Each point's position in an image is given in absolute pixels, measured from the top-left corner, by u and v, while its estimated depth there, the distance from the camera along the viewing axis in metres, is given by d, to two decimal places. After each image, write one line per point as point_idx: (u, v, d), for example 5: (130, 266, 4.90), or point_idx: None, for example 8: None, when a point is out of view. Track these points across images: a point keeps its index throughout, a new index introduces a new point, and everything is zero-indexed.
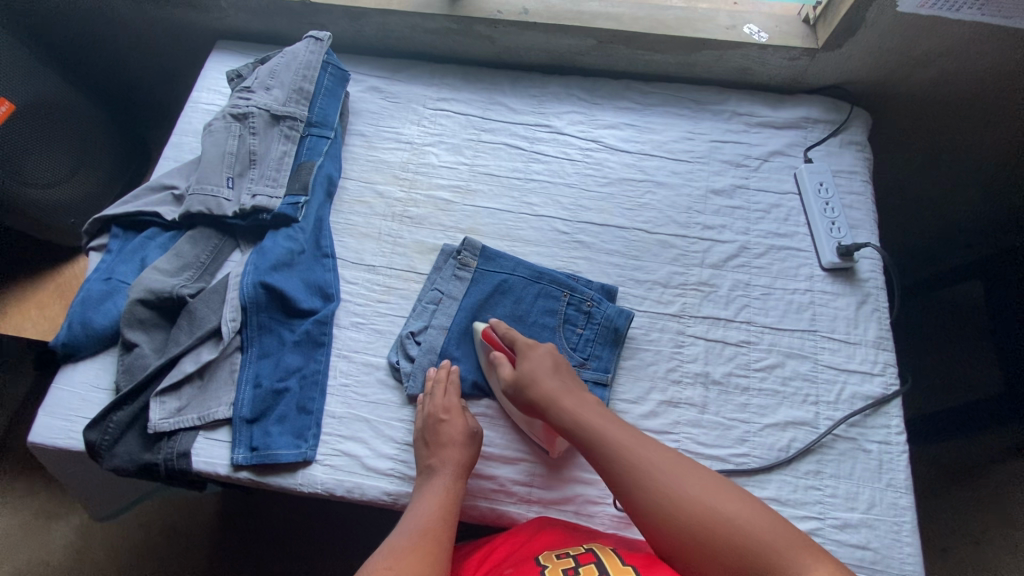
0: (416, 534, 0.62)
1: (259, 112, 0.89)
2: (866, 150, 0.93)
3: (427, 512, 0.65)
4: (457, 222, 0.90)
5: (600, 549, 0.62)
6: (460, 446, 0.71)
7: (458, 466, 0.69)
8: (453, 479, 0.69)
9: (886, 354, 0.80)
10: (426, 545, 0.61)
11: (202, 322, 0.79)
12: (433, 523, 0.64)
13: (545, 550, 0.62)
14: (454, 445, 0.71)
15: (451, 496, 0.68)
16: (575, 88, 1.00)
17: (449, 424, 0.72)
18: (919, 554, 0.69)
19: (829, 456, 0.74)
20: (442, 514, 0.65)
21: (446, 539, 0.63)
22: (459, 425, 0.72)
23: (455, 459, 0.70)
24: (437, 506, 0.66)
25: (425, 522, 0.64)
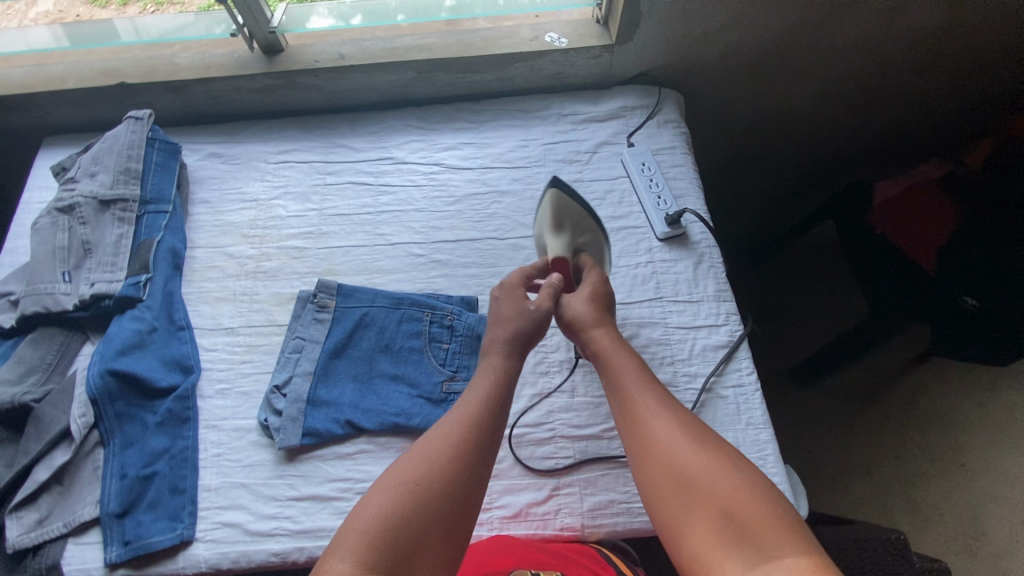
0: (461, 419, 0.64)
1: (85, 201, 0.87)
2: (682, 125, 1.02)
3: (473, 396, 0.67)
4: (312, 267, 0.91)
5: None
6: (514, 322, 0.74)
7: (503, 345, 0.72)
8: (504, 357, 0.71)
9: (727, 304, 0.85)
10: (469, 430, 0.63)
11: (51, 425, 0.75)
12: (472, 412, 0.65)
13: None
14: (509, 315, 0.74)
15: (500, 377, 0.69)
16: (410, 118, 1.04)
17: (508, 300, 0.76)
18: (785, 481, 0.75)
19: (692, 411, 0.78)
20: (489, 401, 0.66)
21: (493, 420, 0.65)
22: (513, 304, 0.75)
23: (507, 335, 0.73)
24: (486, 386, 0.68)
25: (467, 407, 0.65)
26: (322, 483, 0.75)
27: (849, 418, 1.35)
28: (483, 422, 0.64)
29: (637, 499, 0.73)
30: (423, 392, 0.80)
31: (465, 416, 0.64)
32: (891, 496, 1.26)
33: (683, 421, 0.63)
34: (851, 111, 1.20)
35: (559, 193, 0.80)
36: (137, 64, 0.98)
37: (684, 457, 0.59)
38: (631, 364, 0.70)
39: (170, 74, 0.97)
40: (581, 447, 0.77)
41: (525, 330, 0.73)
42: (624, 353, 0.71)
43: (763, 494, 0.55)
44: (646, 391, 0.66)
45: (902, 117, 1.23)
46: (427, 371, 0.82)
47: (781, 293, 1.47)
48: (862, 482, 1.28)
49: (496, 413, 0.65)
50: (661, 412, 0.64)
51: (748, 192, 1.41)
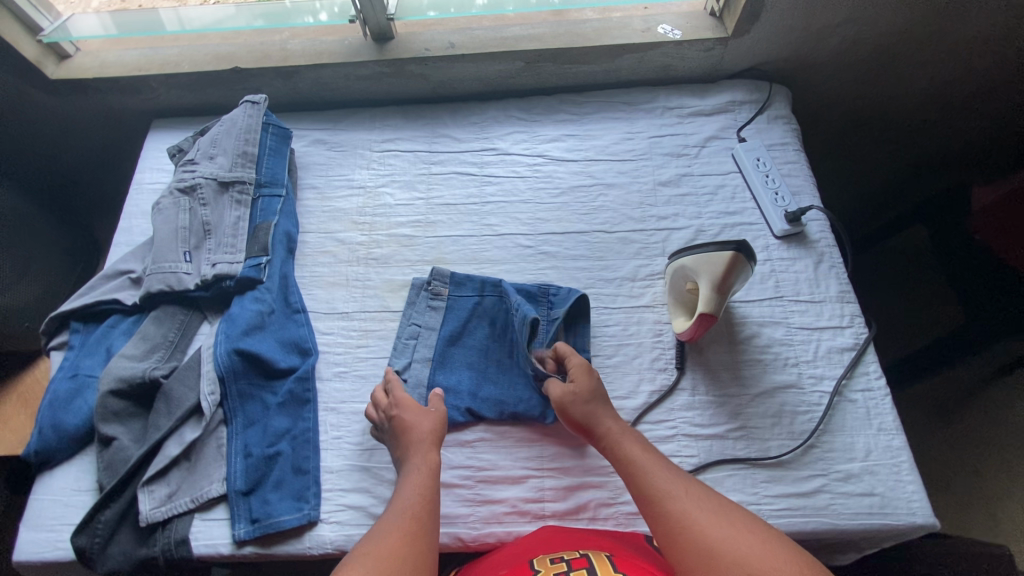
0: (401, 512, 0.62)
1: (207, 182, 0.88)
2: (792, 121, 0.99)
3: (405, 491, 0.65)
4: (422, 254, 0.91)
5: (596, 556, 0.61)
6: (421, 425, 0.71)
7: (422, 441, 0.70)
8: (428, 449, 0.70)
9: (850, 306, 0.83)
10: (409, 519, 0.61)
11: (180, 402, 0.76)
12: (412, 503, 0.63)
13: (541, 555, 0.62)
14: (416, 419, 0.72)
15: (430, 473, 0.67)
16: (513, 109, 1.03)
17: (408, 410, 0.73)
18: (923, 490, 0.72)
19: (820, 413, 0.76)
20: (423, 491, 0.65)
21: (428, 516, 0.63)
22: (409, 407, 0.73)
23: (419, 432, 0.71)
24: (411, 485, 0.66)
25: (405, 504, 0.63)
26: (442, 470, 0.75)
27: (932, 429, 1.33)
28: (420, 519, 0.62)
29: (767, 501, 0.72)
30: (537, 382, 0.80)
31: (403, 510, 0.62)
32: (970, 509, 1.22)
33: (695, 489, 0.62)
34: (956, 114, 1.13)
35: (741, 256, 0.64)
36: (250, 50, 0.99)
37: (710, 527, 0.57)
38: (639, 441, 0.69)
39: (283, 59, 0.97)
40: (706, 446, 0.75)
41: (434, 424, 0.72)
42: (630, 432, 0.70)
43: (786, 551, 0.54)
44: (657, 465, 0.65)
45: None
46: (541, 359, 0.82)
47: (868, 299, 1.42)
48: (948, 496, 1.25)
49: (430, 511, 0.63)
50: (672, 485, 0.62)
51: (837, 182, 1.38)
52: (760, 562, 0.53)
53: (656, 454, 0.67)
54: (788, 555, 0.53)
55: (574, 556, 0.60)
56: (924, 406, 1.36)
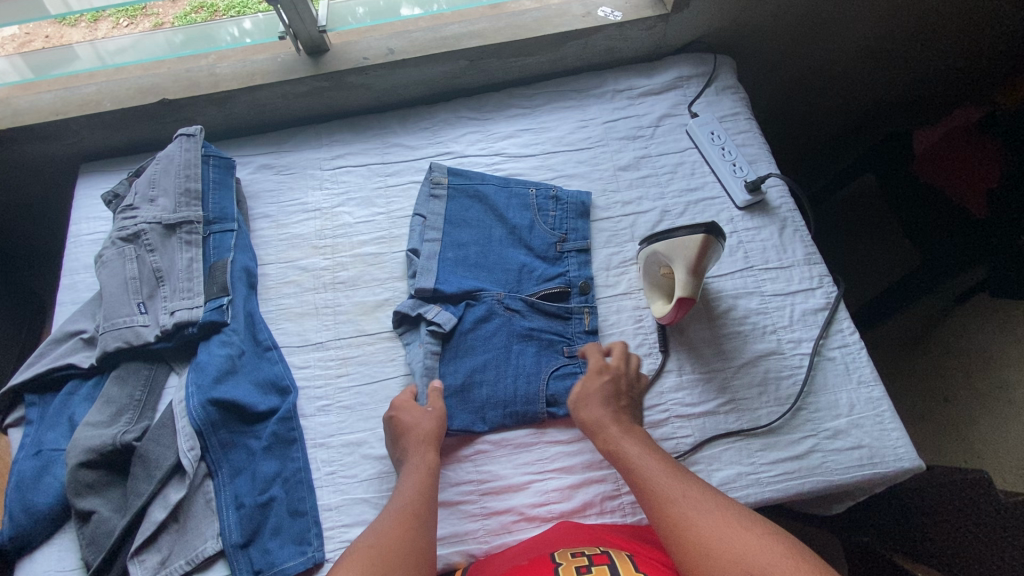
0: (399, 513, 0.64)
1: (150, 227, 0.83)
2: (739, 91, 1.00)
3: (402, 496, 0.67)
4: (391, 271, 0.89)
5: (615, 553, 0.61)
6: (421, 426, 0.72)
7: (429, 440, 0.72)
8: (427, 452, 0.71)
9: (817, 266, 0.86)
10: (405, 518, 0.63)
11: (158, 463, 0.72)
12: (410, 505, 0.65)
13: (562, 549, 0.62)
14: (420, 419, 0.73)
15: (428, 475, 0.69)
16: (462, 109, 1.01)
17: (409, 411, 0.74)
18: (906, 435, 0.75)
19: (803, 375, 0.78)
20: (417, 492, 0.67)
21: (427, 517, 0.65)
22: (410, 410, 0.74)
23: (422, 432, 0.72)
24: (410, 488, 0.67)
25: (403, 505, 0.65)
26: (444, 490, 0.74)
27: (901, 366, 1.35)
28: (417, 513, 0.65)
29: (765, 469, 0.74)
30: (547, 349, 0.81)
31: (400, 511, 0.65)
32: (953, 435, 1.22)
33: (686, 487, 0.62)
34: (894, 60, 1.18)
35: (714, 240, 0.64)
36: (175, 79, 0.93)
37: (712, 528, 0.57)
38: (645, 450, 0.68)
39: (213, 85, 0.92)
40: (699, 424, 0.76)
41: (437, 423, 0.73)
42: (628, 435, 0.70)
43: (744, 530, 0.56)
44: (665, 473, 0.64)
45: (922, 73, 1.21)
46: (545, 322, 0.83)
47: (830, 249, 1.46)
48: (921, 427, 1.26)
49: (428, 511, 0.66)
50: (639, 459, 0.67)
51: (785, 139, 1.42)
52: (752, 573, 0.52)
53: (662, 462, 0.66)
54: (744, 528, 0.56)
55: (595, 551, 0.60)
56: (890, 345, 1.39)
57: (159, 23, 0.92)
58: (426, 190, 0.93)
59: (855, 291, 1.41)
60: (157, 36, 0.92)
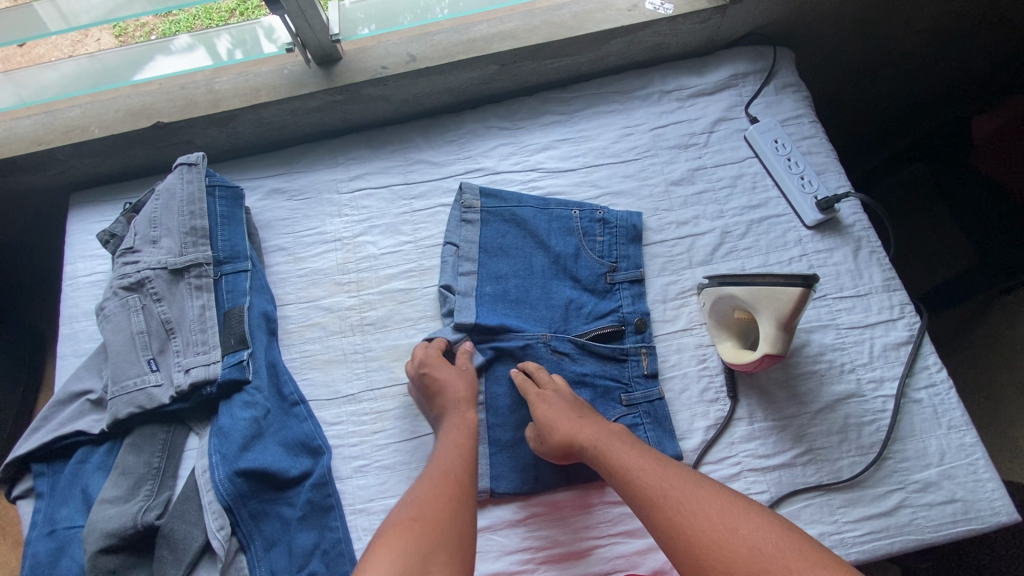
0: (438, 476, 0.61)
1: (155, 273, 0.74)
2: (801, 89, 0.90)
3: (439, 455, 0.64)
4: (424, 309, 0.80)
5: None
6: (457, 386, 0.70)
7: (460, 403, 0.70)
8: (461, 415, 0.69)
9: (898, 294, 0.77)
10: (444, 482, 0.61)
11: (186, 543, 0.66)
12: (447, 465, 0.63)
13: None
14: (452, 380, 0.70)
15: (464, 435, 0.67)
16: (491, 118, 0.90)
17: (438, 367, 0.71)
18: (1002, 485, 0.68)
19: (887, 420, 0.71)
20: (454, 452, 0.65)
21: (466, 476, 0.63)
22: (442, 368, 0.71)
23: (455, 394, 0.70)
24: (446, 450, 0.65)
25: (441, 466, 0.63)
26: (498, 558, 0.68)
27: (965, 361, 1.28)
28: (457, 478, 0.61)
29: (849, 528, 0.67)
30: (603, 397, 0.74)
31: (435, 481, 0.61)
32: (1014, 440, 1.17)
33: (683, 484, 0.58)
34: (962, 41, 1.07)
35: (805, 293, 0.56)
36: (169, 98, 0.82)
37: (704, 525, 0.53)
38: (621, 443, 0.64)
39: (213, 104, 0.81)
40: (775, 479, 0.70)
41: (469, 385, 0.71)
42: (622, 441, 0.64)
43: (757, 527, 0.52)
44: (646, 466, 0.61)
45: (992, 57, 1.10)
46: (598, 366, 0.75)
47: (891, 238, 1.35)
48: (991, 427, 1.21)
49: (466, 469, 0.63)
50: (631, 461, 0.61)
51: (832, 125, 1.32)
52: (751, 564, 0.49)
53: (641, 454, 0.62)
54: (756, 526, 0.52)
55: None
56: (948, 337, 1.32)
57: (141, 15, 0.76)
58: (457, 215, 0.84)
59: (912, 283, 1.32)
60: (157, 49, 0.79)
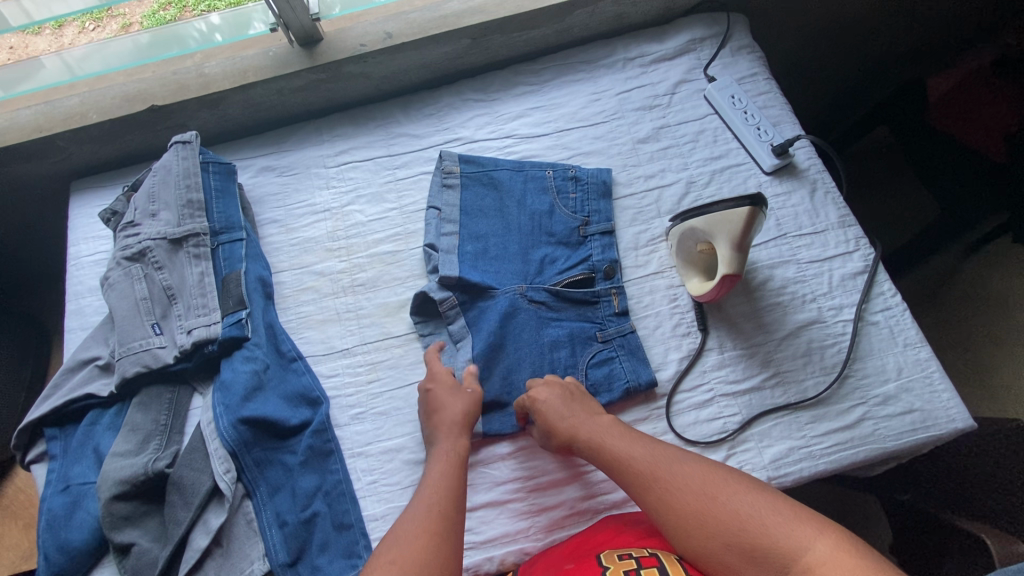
0: (425, 511, 0.61)
1: (156, 243, 0.79)
2: (755, 50, 0.96)
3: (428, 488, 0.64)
4: (411, 269, 0.85)
5: (664, 553, 0.59)
6: (454, 408, 0.70)
7: (453, 428, 0.69)
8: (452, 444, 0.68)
9: (852, 228, 0.82)
10: (429, 519, 0.60)
11: (194, 488, 0.70)
12: (435, 499, 0.62)
13: (607, 550, 0.61)
14: (447, 406, 0.70)
15: (454, 465, 0.66)
16: (467, 91, 0.96)
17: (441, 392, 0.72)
18: (957, 396, 0.73)
19: (848, 342, 0.76)
20: (443, 485, 0.64)
21: (455, 513, 0.61)
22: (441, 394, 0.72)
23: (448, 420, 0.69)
24: (434, 483, 0.64)
25: (429, 498, 0.62)
26: (491, 489, 0.72)
27: (936, 317, 1.36)
28: (450, 505, 0.62)
29: (816, 441, 0.72)
30: (579, 338, 0.78)
31: (431, 507, 0.61)
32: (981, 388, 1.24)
33: (669, 462, 0.62)
34: (906, 6, 1.14)
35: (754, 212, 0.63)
36: (162, 83, 0.88)
37: (706, 506, 0.57)
38: (616, 434, 0.67)
39: (203, 87, 0.87)
40: (746, 402, 0.74)
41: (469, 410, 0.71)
42: (614, 429, 0.68)
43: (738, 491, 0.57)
44: (635, 450, 0.65)
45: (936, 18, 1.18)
46: (572, 310, 0.80)
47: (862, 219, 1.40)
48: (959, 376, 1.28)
49: (454, 504, 0.62)
50: (621, 449, 0.66)
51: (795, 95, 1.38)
52: (739, 526, 0.54)
53: (630, 440, 0.66)
54: (739, 490, 0.57)
55: (643, 553, 0.59)
56: (921, 295, 1.39)
57: (127, 23, 0.84)
58: (439, 180, 0.89)
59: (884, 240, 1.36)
60: (126, 40, 0.85)
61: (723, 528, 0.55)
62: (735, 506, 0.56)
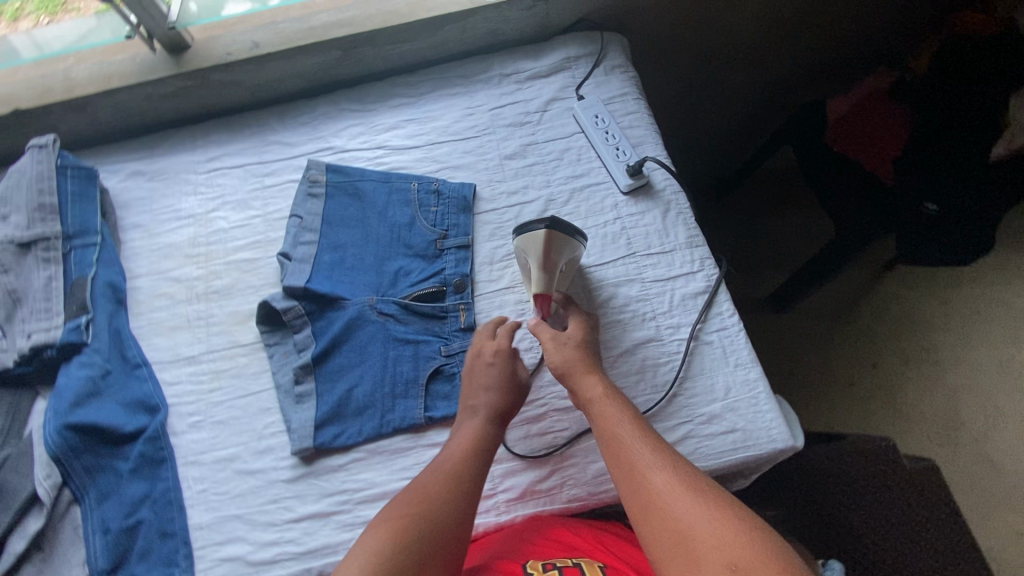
0: (443, 472, 0.63)
1: (2, 246, 0.79)
2: (629, 70, 0.98)
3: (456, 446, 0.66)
4: (267, 278, 0.85)
5: (587, 563, 0.60)
6: (494, 379, 0.72)
7: (487, 404, 0.70)
8: (485, 418, 0.69)
9: (700, 249, 0.84)
10: (446, 483, 0.62)
11: (16, 493, 0.69)
12: (453, 459, 0.65)
13: (534, 561, 0.61)
14: (490, 377, 0.72)
15: (476, 435, 0.68)
16: (343, 102, 0.97)
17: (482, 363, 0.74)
18: (780, 415, 0.75)
19: (680, 362, 0.78)
20: (464, 452, 0.66)
21: (472, 478, 0.64)
22: (490, 366, 0.73)
23: (485, 395, 0.71)
24: (460, 447, 0.66)
25: (445, 457, 0.65)
26: (319, 500, 0.73)
27: (840, 336, 1.35)
28: (464, 479, 0.63)
29: None
30: (421, 352, 0.79)
31: (444, 470, 0.64)
32: (885, 407, 1.27)
33: (676, 466, 0.58)
34: (795, 34, 1.17)
35: (553, 234, 0.69)
36: (26, 86, 0.88)
37: (683, 512, 0.53)
38: (619, 411, 0.65)
39: (68, 91, 0.87)
40: (576, 417, 0.76)
41: (509, 386, 0.72)
42: (628, 414, 0.65)
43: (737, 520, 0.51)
44: (641, 443, 0.61)
45: (821, 48, 1.22)
46: (419, 324, 0.81)
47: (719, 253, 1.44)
48: (863, 397, 1.28)
49: (471, 470, 0.64)
50: (628, 438, 0.62)
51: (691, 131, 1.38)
52: (729, 555, 0.49)
53: (642, 432, 0.62)
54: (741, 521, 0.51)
55: (567, 563, 0.59)
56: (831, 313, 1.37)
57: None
58: (304, 189, 0.89)
59: (760, 278, 1.41)
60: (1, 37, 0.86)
61: (711, 551, 0.49)
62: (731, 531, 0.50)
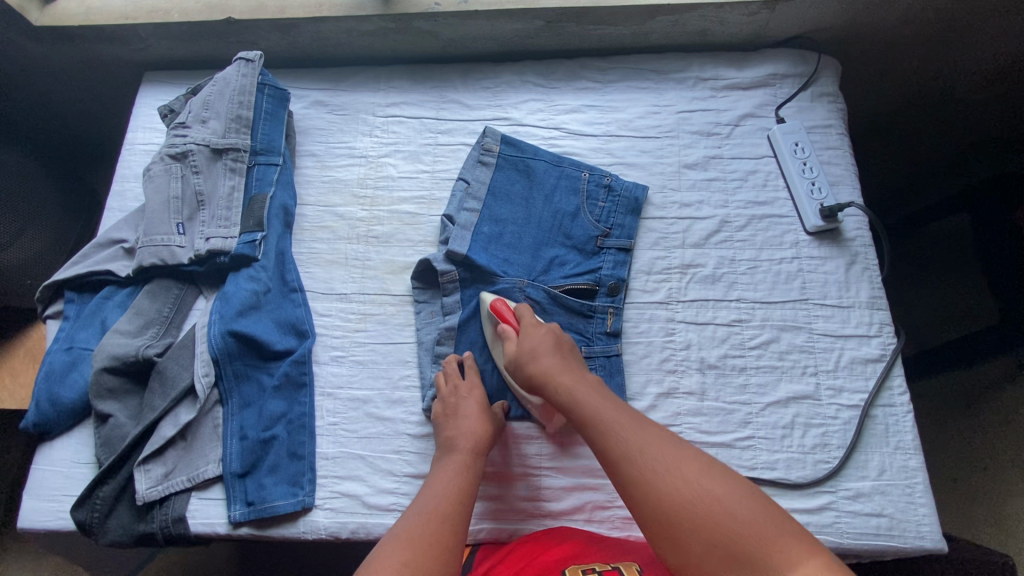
0: (431, 512, 0.61)
1: (198, 148, 0.83)
2: (838, 100, 0.90)
3: (441, 484, 0.64)
4: (425, 235, 0.86)
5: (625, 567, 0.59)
6: (470, 420, 0.70)
7: (471, 442, 0.68)
8: (466, 454, 0.67)
9: (880, 313, 0.78)
10: (439, 525, 0.59)
11: (175, 381, 0.75)
12: (440, 500, 0.62)
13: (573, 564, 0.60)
14: (468, 418, 0.70)
15: (463, 472, 0.66)
16: (528, 73, 0.94)
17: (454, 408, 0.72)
18: (934, 513, 0.69)
19: (834, 428, 0.73)
20: (452, 489, 0.64)
21: (460, 518, 0.61)
22: (472, 402, 0.71)
23: (469, 432, 0.69)
24: (443, 485, 0.64)
25: (433, 498, 0.63)
26: None
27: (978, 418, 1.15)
28: (454, 520, 0.61)
29: None
30: None
31: (436, 506, 0.62)
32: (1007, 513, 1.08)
33: (646, 434, 0.60)
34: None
35: None
36: None
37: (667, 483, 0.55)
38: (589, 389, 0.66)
39: (279, 10, 0.89)
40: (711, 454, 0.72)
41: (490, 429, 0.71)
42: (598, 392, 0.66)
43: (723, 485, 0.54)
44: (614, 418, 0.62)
45: None
46: (566, 317, 0.79)
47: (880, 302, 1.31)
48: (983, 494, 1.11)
49: (460, 507, 0.62)
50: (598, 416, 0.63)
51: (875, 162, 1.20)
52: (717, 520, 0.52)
53: (607, 402, 0.64)
54: (726, 485, 0.54)
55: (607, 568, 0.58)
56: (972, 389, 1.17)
57: None
58: (476, 155, 0.88)
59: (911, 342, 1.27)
60: None
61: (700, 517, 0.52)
62: (717, 497, 0.53)
